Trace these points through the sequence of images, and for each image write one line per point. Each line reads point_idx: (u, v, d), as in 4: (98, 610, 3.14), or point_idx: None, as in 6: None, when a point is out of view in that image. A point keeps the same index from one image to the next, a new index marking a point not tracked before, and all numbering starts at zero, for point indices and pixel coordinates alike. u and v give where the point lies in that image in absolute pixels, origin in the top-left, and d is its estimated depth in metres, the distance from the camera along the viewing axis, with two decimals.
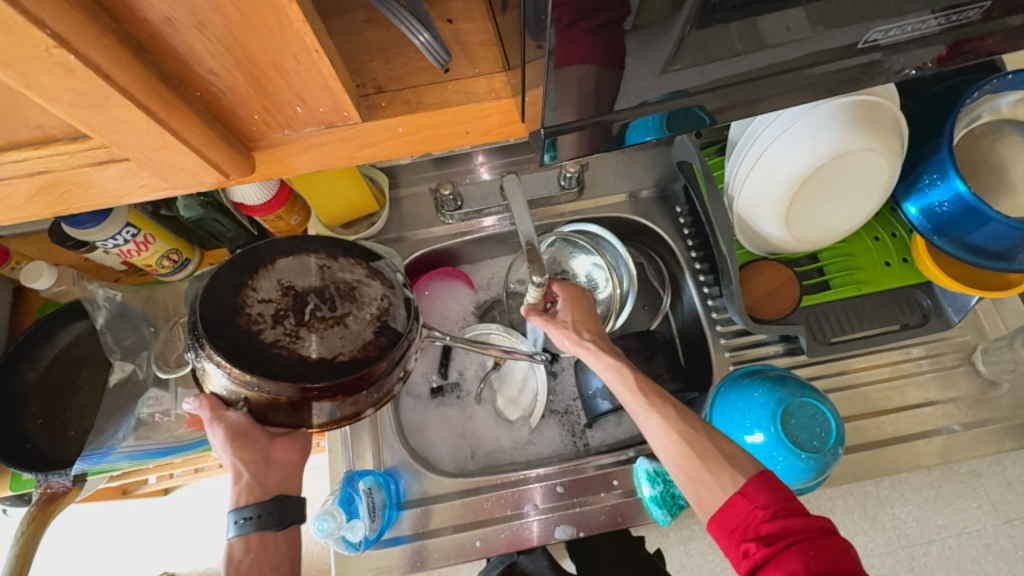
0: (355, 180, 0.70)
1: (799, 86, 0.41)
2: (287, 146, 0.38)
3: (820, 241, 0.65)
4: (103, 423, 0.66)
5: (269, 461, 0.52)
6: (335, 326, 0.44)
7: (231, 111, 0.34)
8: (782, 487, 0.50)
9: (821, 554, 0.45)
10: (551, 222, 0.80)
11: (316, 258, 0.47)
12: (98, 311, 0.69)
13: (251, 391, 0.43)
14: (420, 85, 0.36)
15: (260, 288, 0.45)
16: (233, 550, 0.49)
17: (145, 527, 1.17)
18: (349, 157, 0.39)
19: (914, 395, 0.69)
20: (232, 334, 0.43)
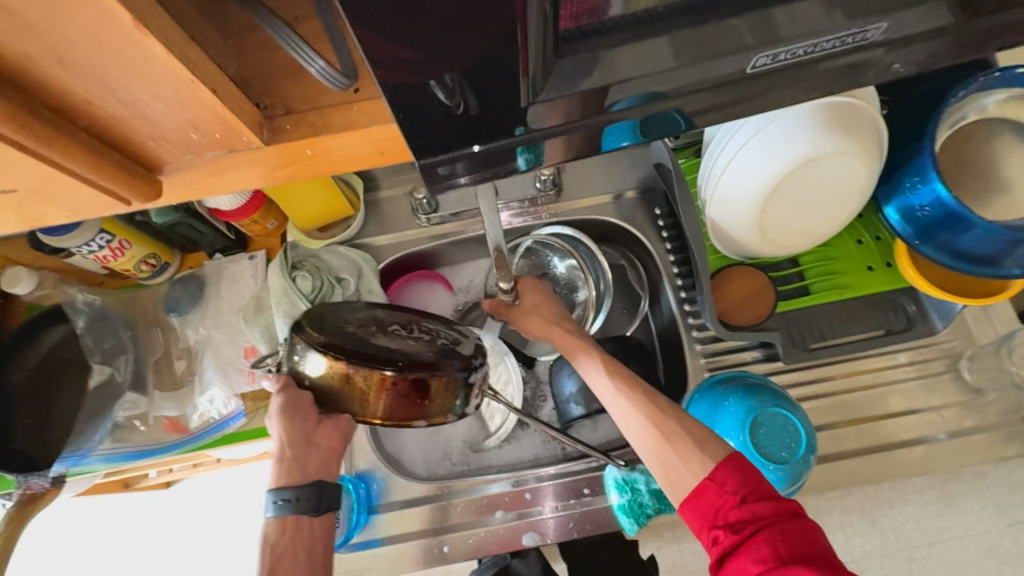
0: (328, 185, 0.69)
1: None
2: (191, 170, 0.38)
3: (796, 246, 0.63)
4: (82, 425, 0.67)
5: (310, 442, 0.55)
6: (407, 337, 0.51)
7: (136, 134, 0.34)
8: (749, 466, 0.50)
9: (790, 541, 0.45)
10: (531, 225, 0.79)
11: (407, 311, 0.57)
12: (78, 316, 0.70)
13: (327, 359, 0.47)
14: (327, 107, 0.36)
15: (356, 313, 0.54)
16: (269, 532, 0.51)
17: (148, 522, 1.20)
18: (263, 177, 0.40)
19: (898, 403, 0.67)
20: (327, 324, 0.51)
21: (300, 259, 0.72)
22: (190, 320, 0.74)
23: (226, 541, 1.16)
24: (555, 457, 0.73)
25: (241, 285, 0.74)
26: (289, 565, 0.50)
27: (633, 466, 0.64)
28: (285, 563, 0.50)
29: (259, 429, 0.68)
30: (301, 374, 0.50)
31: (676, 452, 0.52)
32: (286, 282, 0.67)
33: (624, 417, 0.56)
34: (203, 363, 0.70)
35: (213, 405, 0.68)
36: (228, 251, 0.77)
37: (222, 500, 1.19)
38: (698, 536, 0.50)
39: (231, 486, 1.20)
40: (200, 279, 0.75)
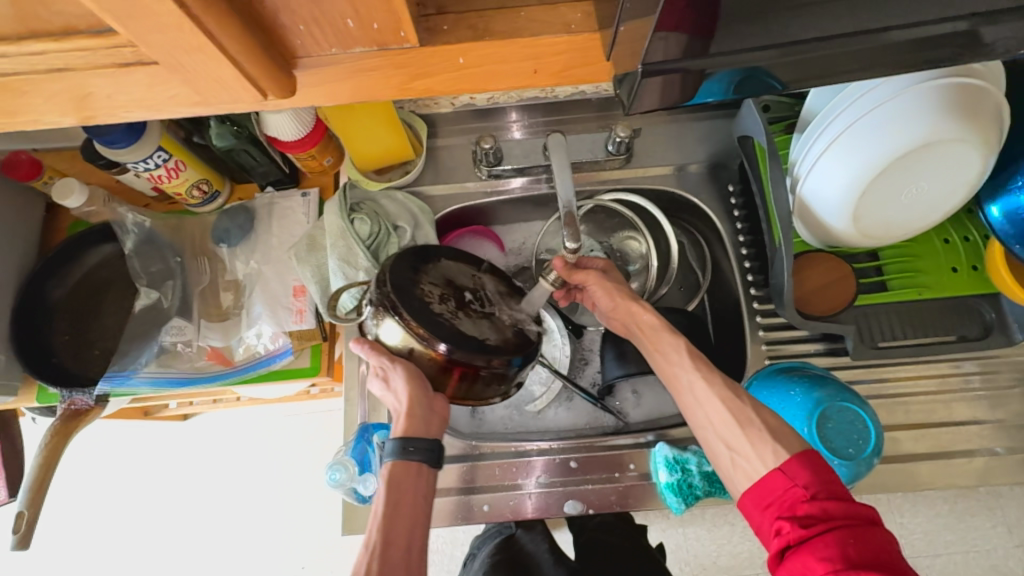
0: (394, 127, 0.66)
1: (899, 52, 0.35)
2: (332, 67, 0.34)
3: (886, 238, 0.59)
4: (127, 346, 0.65)
5: (431, 407, 0.52)
6: (484, 317, 0.52)
7: (267, 18, 0.30)
8: (827, 469, 0.48)
9: (862, 544, 0.43)
10: (589, 189, 0.75)
11: (472, 270, 0.56)
12: (126, 236, 0.68)
13: (422, 346, 0.48)
14: (487, 9, 0.34)
15: (430, 277, 0.52)
16: (392, 471, 0.51)
17: (161, 453, 1.25)
18: (401, 87, 0.36)
19: (961, 412, 0.65)
20: (410, 298, 0.49)
21: (359, 201, 0.70)
22: (239, 252, 0.71)
23: (239, 475, 1.23)
24: (598, 428, 0.71)
25: (292, 221, 0.72)
26: (411, 508, 0.50)
27: (684, 446, 0.64)
28: (405, 505, 0.50)
29: (303, 369, 0.67)
30: (394, 343, 0.50)
31: (745, 434, 0.53)
32: (344, 223, 0.65)
33: (694, 396, 0.57)
34: (251, 298, 0.69)
35: (260, 339, 0.67)
36: (279, 185, 0.74)
37: (232, 435, 1.26)
38: (760, 530, 0.49)
39: (243, 427, 1.26)
40: (250, 212, 0.72)
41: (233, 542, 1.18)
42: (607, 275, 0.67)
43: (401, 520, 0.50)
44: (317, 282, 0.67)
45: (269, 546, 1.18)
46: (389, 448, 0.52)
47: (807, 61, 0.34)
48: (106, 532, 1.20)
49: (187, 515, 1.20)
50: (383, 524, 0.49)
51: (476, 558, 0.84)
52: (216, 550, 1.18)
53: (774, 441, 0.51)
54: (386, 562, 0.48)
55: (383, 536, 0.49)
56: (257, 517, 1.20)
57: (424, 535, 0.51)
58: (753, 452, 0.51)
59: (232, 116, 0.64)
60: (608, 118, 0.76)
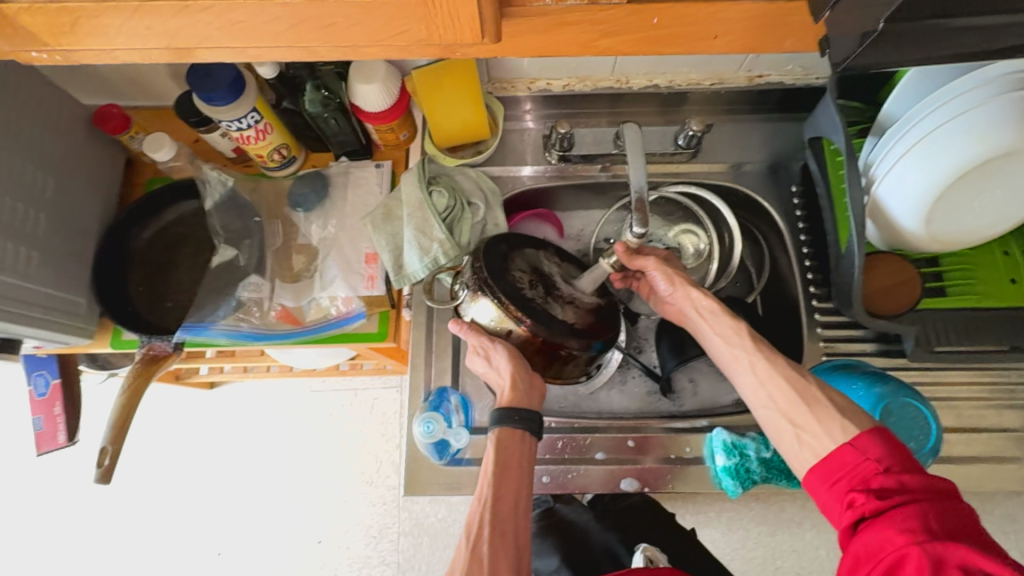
0: (476, 101, 0.68)
1: None
2: (536, 19, 0.36)
3: (954, 243, 0.61)
4: (204, 299, 0.67)
5: (532, 383, 0.54)
6: (571, 302, 0.54)
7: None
8: (898, 446, 0.51)
9: (941, 517, 0.45)
10: (654, 179, 0.77)
11: (551, 255, 0.58)
12: (210, 191, 0.71)
13: (518, 329, 0.51)
14: None
15: (518, 263, 0.55)
16: (500, 435, 0.53)
17: (190, 422, 1.26)
18: (585, 43, 0.38)
19: (1011, 419, 0.67)
20: (505, 284, 0.52)
21: (435, 175, 0.71)
22: (314, 217, 0.74)
23: (268, 445, 1.24)
24: (653, 413, 0.72)
25: (366, 191, 0.73)
26: (519, 472, 0.52)
27: (742, 433, 0.65)
28: (512, 468, 0.52)
29: (370, 334, 0.69)
30: (492, 327, 0.53)
31: (813, 414, 0.55)
32: (423, 195, 0.67)
33: (758, 378, 0.59)
34: (325, 261, 0.71)
35: (333, 302, 0.69)
36: (354, 155, 0.76)
37: (260, 405, 1.27)
38: (829, 506, 0.52)
39: (272, 399, 1.27)
40: (325, 179, 0.74)
41: (257, 509, 1.20)
42: (665, 260, 0.69)
43: (510, 484, 0.51)
44: (391, 250, 0.68)
45: (300, 515, 1.20)
46: (495, 416, 0.53)
47: None
48: (134, 489, 1.22)
49: (216, 479, 1.22)
50: (493, 481, 0.51)
51: None
52: (239, 515, 1.20)
53: (841, 417, 0.54)
54: (495, 521, 0.50)
55: (493, 494, 0.51)
56: (288, 487, 1.21)
57: (528, 498, 0.53)
58: (821, 434, 0.54)
59: (326, 84, 0.66)
60: (673, 115, 0.77)
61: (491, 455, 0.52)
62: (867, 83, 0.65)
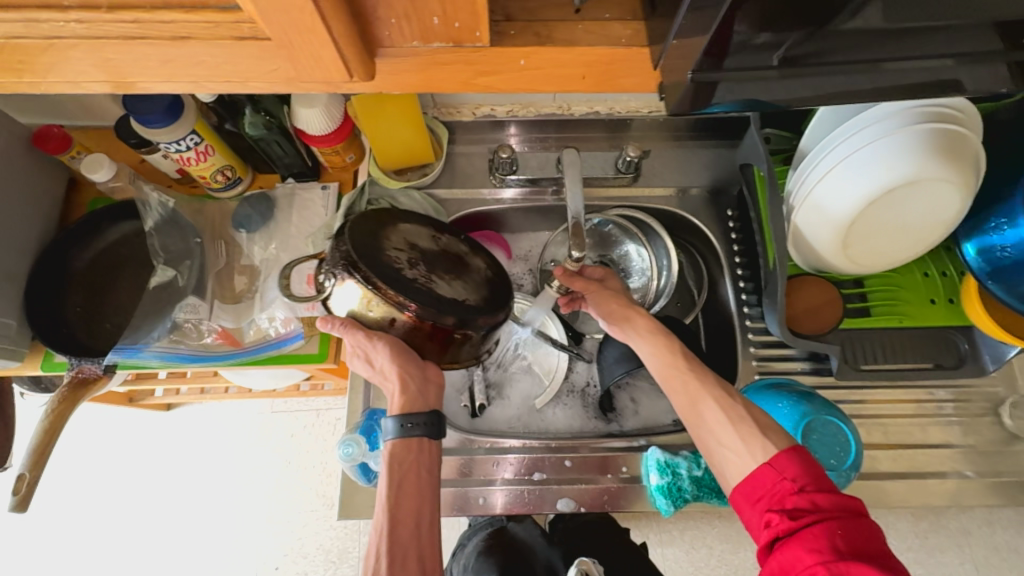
0: (418, 127, 0.70)
1: (898, 88, 0.38)
2: (408, 58, 0.37)
3: (872, 267, 0.64)
4: (140, 321, 0.67)
5: (425, 378, 0.54)
6: (457, 279, 0.51)
7: (369, 11, 0.32)
8: (813, 465, 0.52)
9: (849, 536, 0.46)
10: (597, 204, 0.80)
11: (430, 230, 0.55)
12: (149, 213, 0.70)
13: (402, 315, 0.47)
14: (550, 20, 0.39)
15: (392, 241, 0.50)
16: (396, 450, 0.53)
17: (144, 443, 1.23)
18: (464, 81, 0.39)
19: (935, 435, 0.69)
20: (380, 265, 0.47)
21: (377, 197, 0.73)
22: (257, 238, 0.74)
23: (224, 468, 1.21)
24: (594, 432, 0.73)
25: (312, 213, 0.74)
26: (421, 486, 0.52)
27: (675, 451, 0.66)
28: (410, 481, 0.52)
29: (311, 355, 0.70)
30: (364, 316, 0.48)
31: (738, 433, 0.56)
32: None
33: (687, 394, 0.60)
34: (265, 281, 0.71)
35: (271, 324, 0.69)
36: (300, 177, 0.77)
37: (218, 426, 1.24)
38: (750, 524, 0.53)
39: (228, 416, 1.25)
40: (271, 201, 0.75)
41: (210, 534, 1.16)
42: (604, 284, 0.71)
43: (408, 497, 0.51)
44: None
45: (255, 540, 1.16)
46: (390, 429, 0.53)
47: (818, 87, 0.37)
48: (83, 515, 1.18)
49: (168, 504, 1.18)
50: (390, 501, 0.51)
51: (465, 550, 0.87)
52: (193, 541, 1.16)
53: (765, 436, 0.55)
54: (394, 544, 0.50)
55: (390, 518, 0.50)
56: (244, 511, 1.18)
57: (431, 513, 0.53)
58: (748, 452, 0.55)
59: (267, 107, 0.67)
60: (619, 139, 0.80)
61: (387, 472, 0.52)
62: (791, 113, 0.68)
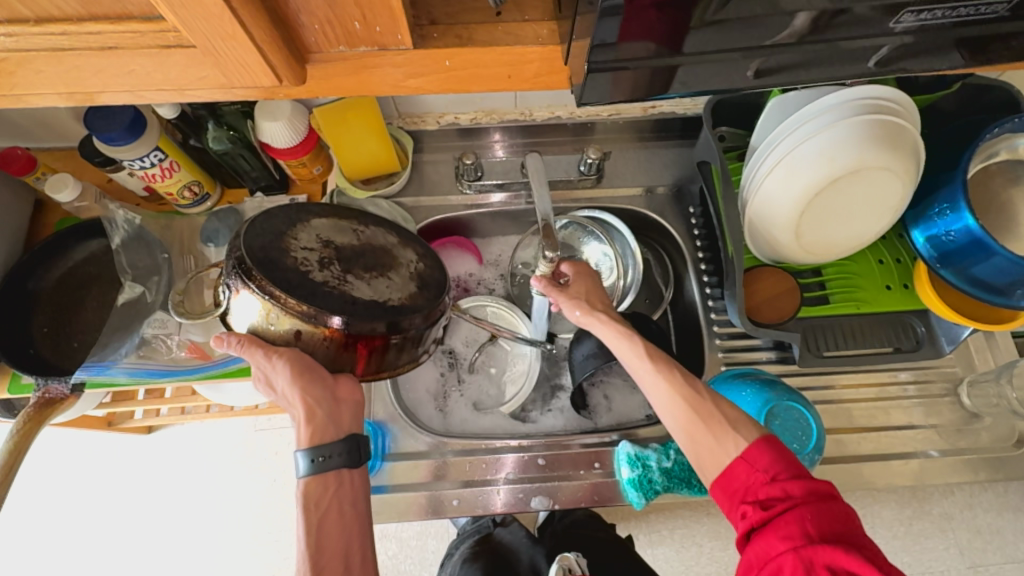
0: (382, 135, 0.71)
1: (815, 78, 0.40)
2: (337, 63, 0.38)
3: (825, 256, 0.66)
4: (107, 338, 0.67)
5: (336, 399, 0.53)
6: (379, 277, 0.49)
7: (294, 17, 0.34)
8: (786, 453, 0.54)
9: (819, 519, 0.47)
10: (565, 206, 0.81)
11: (350, 221, 0.52)
12: (116, 231, 0.70)
13: (319, 329, 0.46)
14: (471, 23, 0.38)
15: (301, 239, 0.48)
16: (311, 489, 0.52)
17: (123, 469, 1.19)
18: (394, 85, 0.39)
19: (897, 417, 0.71)
20: (282, 272, 0.45)
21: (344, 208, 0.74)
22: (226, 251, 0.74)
23: (204, 492, 1.18)
24: (572, 431, 0.74)
25: None
26: (344, 516, 0.53)
27: (645, 444, 0.67)
28: (330, 518, 0.53)
29: None
30: (265, 328, 0.47)
31: (709, 433, 0.56)
32: None
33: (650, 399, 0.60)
34: None
35: None
36: (269, 191, 0.77)
37: (199, 451, 1.20)
38: (730, 515, 0.54)
39: (211, 437, 1.22)
40: (239, 214, 0.76)
41: (194, 557, 1.14)
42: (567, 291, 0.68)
43: (329, 537, 0.52)
44: None
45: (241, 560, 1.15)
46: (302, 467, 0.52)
47: (739, 79, 0.39)
48: (64, 557, 1.14)
49: (148, 530, 1.16)
50: (310, 544, 0.51)
51: (452, 560, 0.86)
52: (178, 567, 1.14)
53: (737, 433, 0.56)
54: None
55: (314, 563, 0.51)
56: (227, 532, 1.16)
57: (356, 543, 0.54)
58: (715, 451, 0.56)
59: (230, 122, 0.68)
60: (584, 142, 0.82)
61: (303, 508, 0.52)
62: (741, 111, 0.70)
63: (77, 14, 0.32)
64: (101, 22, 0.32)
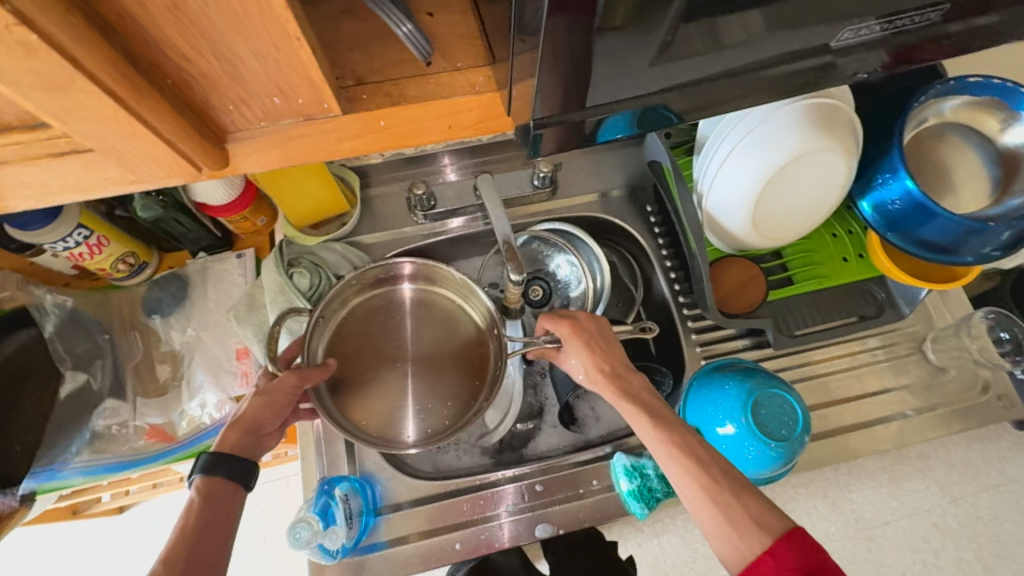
0: (325, 178, 0.68)
1: (749, 90, 0.42)
2: (265, 138, 0.35)
3: (784, 239, 0.67)
4: (53, 437, 0.61)
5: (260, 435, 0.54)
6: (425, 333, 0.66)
7: (204, 101, 0.32)
8: (821, 550, 0.43)
9: None
10: (523, 221, 0.80)
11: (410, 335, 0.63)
12: (46, 319, 0.64)
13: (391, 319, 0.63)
14: (403, 78, 0.36)
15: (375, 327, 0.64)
16: (210, 487, 0.49)
17: (98, 554, 1.09)
18: (329, 150, 0.37)
19: (872, 383, 0.73)
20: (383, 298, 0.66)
21: (296, 257, 0.70)
22: (173, 322, 0.70)
23: None
24: (565, 449, 0.73)
25: (229, 284, 0.71)
26: (218, 525, 0.48)
27: (640, 453, 0.67)
28: (216, 527, 0.47)
29: None
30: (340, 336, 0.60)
31: (730, 523, 0.46)
32: (284, 278, 0.66)
33: (665, 456, 0.51)
34: (191, 366, 0.67)
35: (204, 410, 0.65)
36: (212, 250, 0.73)
37: None
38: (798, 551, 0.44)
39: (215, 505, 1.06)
40: (182, 279, 0.71)
41: None
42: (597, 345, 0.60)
43: (206, 544, 0.46)
44: (260, 340, 0.66)
45: None
46: (198, 463, 0.50)
47: (680, 97, 0.39)
48: None
49: None
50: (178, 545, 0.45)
51: None
52: None
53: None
54: None
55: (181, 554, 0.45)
56: None
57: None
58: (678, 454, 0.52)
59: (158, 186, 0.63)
60: None
61: (185, 509, 0.47)
62: None
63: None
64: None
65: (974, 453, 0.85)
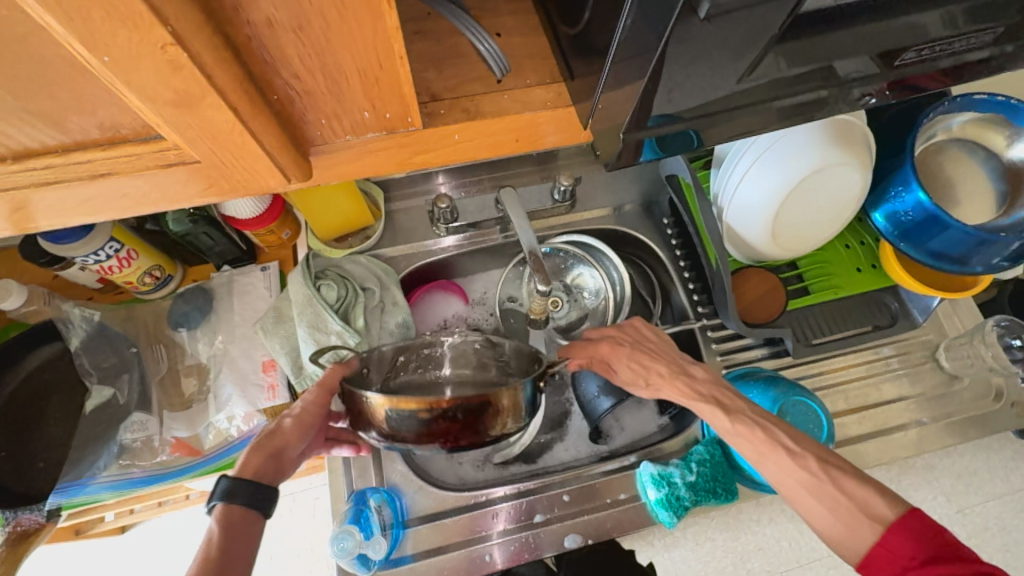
0: (353, 195, 0.70)
1: (781, 112, 0.44)
2: (345, 152, 0.37)
3: (801, 250, 0.70)
4: (80, 452, 0.62)
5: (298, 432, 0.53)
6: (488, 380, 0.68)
7: (300, 116, 0.33)
8: (940, 532, 0.42)
9: None
10: (542, 235, 0.81)
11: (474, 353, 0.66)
12: (74, 331, 0.65)
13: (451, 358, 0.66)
14: (475, 94, 0.38)
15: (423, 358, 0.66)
16: (222, 524, 0.43)
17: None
18: (402, 162, 0.39)
19: (890, 391, 0.74)
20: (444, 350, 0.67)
21: (322, 269, 0.71)
22: (200, 334, 0.70)
23: None
24: (587, 460, 0.73)
25: (255, 297, 0.71)
26: (238, 562, 0.42)
27: (666, 462, 0.68)
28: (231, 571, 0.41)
29: None
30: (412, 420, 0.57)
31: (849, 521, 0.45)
32: (312, 290, 0.66)
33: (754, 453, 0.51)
34: (218, 379, 0.67)
35: (232, 423, 0.65)
36: (237, 263, 0.73)
37: None
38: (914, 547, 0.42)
39: None
40: (208, 292, 0.71)
41: None
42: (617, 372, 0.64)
43: None
44: (287, 353, 0.66)
45: None
46: (218, 487, 0.45)
47: (720, 115, 0.41)
48: None
49: None
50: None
51: None
52: None
53: None
54: None
55: None
56: None
57: None
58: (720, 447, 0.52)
59: None
60: (550, 170, 0.83)
61: (203, 543, 0.42)
62: None
63: (59, 145, 0.32)
64: (108, 149, 0.32)
65: (982, 460, 0.86)
